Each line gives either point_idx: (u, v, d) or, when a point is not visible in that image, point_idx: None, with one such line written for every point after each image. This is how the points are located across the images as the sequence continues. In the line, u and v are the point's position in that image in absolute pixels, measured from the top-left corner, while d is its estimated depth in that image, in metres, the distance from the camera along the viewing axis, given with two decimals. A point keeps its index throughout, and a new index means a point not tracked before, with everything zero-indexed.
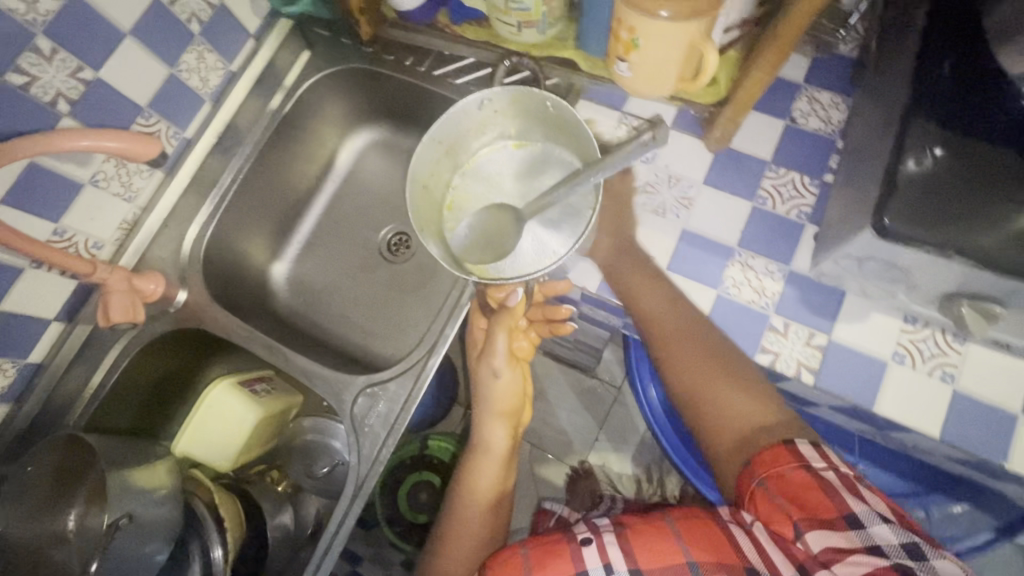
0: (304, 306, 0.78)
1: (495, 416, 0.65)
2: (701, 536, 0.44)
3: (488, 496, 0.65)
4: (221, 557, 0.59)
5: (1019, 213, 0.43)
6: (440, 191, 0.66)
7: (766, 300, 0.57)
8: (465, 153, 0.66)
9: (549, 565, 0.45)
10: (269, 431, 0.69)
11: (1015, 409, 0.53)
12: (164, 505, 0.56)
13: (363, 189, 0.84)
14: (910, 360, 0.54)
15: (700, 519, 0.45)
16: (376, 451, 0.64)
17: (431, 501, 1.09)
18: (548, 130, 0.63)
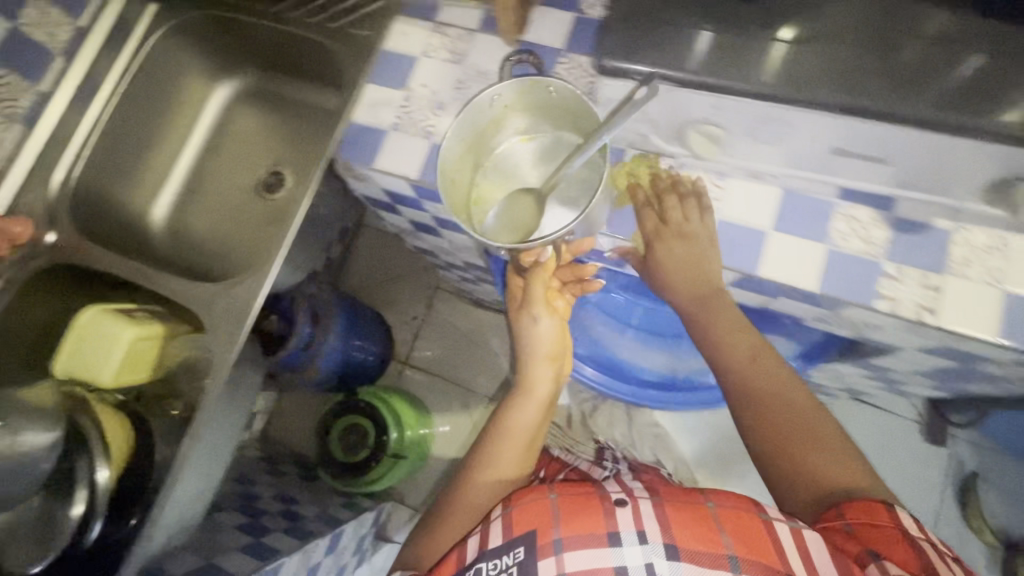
0: (184, 243, 0.85)
1: (541, 359, 0.73)
2: (743, 530, 0.47)
3: (523, 437, 0.70)
4: (103, 476, 0.65)
5: (771, 45, 0.48)
6: (465, 186, 0.68)
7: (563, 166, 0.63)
8: (488, 150, 0.69)
9: (579, 517, 0.49)
10: (153, 352, 0.73)
11: (766, 227, 0.58)
12: (42, 419, 0.62)
13: (236, 137, 0.90)
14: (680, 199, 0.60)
15: (744, 512, 0.48)
16: (231, 342, 0.66)
17: (359, 441, 1.25)
18: (556, 120, 0.65)
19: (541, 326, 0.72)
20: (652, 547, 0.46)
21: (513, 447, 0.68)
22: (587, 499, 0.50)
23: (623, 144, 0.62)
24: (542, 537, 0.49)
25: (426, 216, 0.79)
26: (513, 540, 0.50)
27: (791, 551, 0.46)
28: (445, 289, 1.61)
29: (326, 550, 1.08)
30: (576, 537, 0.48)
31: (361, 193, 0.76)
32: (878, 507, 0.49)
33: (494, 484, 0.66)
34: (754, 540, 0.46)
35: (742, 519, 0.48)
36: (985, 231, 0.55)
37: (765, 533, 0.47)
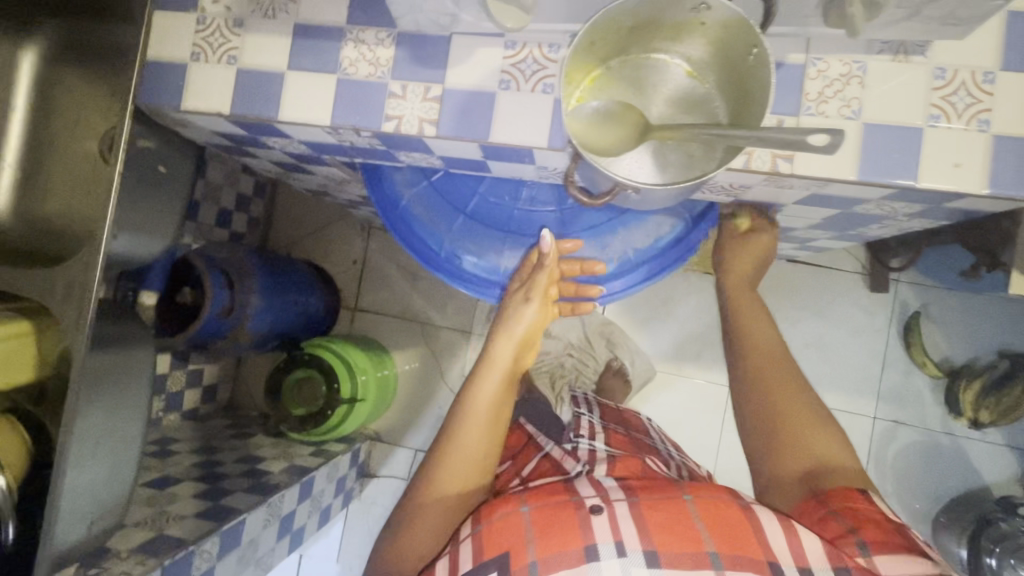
0: (38, 230, 0.79)
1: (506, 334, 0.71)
2: (716, 525, 0.66)
3: (486, 411, 0.77)
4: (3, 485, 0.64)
5: None
6: (593, 56, 0.49)
7: (382, 70, 0.55)
8: (651, 75, 0.50)
9: (566, 525, 0.67)
10: (28, 350, 0.70)
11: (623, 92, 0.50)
12: None
13: (61, 100, 0.81)
14: (514, 83, 0.53)
15: (717, 517, 0.67)
16: (82, 318, 0.61)
17: (312, 393, 1.26)
18: (731, 71, 0.47)
19: (527, 310, 0.69)
20: (628, 558, 0.63)
21: (478, 416, 0.77)
22: (565, 514, 0.68)
23: (442, 30, 0.54)
24: (520, 560, 0.65)
25: (280, 154, 0.72)
26: (486, 563, 0.66)
27: (766, 541, 0.65)
28: (380, 229, 1.55)
29: (299, 497, 1.12)
30: (549, 557, 0.64)
31: (198, 137, 0.69)
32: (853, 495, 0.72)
33: (454, 475, 0.76)
34: (735, 534, 0.65)
35: (715, 514, 0.67)
36: (839, 57, 0.50)
37: (746, 520, 0.67)
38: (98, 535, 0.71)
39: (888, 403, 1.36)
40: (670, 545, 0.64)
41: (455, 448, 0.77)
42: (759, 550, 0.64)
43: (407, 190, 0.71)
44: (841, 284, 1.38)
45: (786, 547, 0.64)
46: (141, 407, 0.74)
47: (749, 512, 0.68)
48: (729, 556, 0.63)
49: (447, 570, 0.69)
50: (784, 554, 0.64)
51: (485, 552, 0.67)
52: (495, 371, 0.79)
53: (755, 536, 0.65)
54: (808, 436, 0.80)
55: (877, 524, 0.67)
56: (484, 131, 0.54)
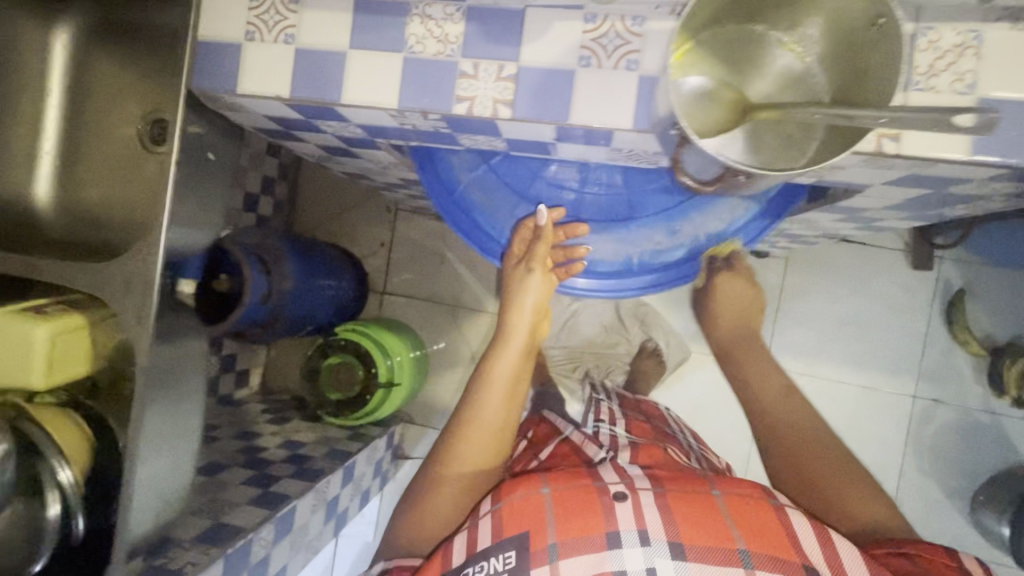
0: (78, 220, 0.77)
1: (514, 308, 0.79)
2: (747, 521, 0.65)
3: (505, 380, 0.80)
4: (69, 478, 0.65)
5: None
6: (696, 24, 0.45)
7: (452, 47, 0.52)
8: (750, 48, 0.47)
9: (589, 512, 0.66)
10: (80, 344, 0.68)
11: (718, 68, 0.46)
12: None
13: (95, 85, 0.78)
14: (595, 60, 0.50)
15: (746, 507, 0.66)
16: (143, 313, 0.60)
17: (349, 378, 1.27)
18: (841, 42, 0.44)
19: (532, 279, 0.72)
20: (653, 548, 0.62)
21: (494, 394, 0.80)
22: (588, 501, 0.67)
23: (517, 2, 0.50)
24: (539, 539, 0.65)
25: (330, 138, 0.69)
26: (503, 540, 0.66)
27: (797, 540, 0.63)
28: (406, 210, 1.53)
29: (342, 482, 1.13)
30: (568, 539, 0.64)
31: (247, 122, 0.66)
32: (940, 550, 0.70)
33: (476, 451, 0.80)
34: (765, 531, 0.64)
35: (745, 506, 0.67)
36: (954, 26, 0.46)
37: (778, 521, 0.65)
38: (164, 526, 0.72)
39: (928, 382, 1.34)
40: (699, 538, 0.63)
41: (470, 426, 0.80)
42: (793, 552, 0.62)
43: (465, 173, 0.68)
44: (883, 262, 1.35)
45: (821, 554, 0.63)
46: (198, 398, 0.74)
47: (778, 510, 0.66)
48: (759, 554, 0.61)
49: (463, 551, 0.70)
50: (816, 560, 0.62)
51: (504, 531, 0.67)
52: (511, 353, 0.81)
53: (786, 535, 0.64)
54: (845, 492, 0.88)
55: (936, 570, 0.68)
56: (562, 112, 0.51)
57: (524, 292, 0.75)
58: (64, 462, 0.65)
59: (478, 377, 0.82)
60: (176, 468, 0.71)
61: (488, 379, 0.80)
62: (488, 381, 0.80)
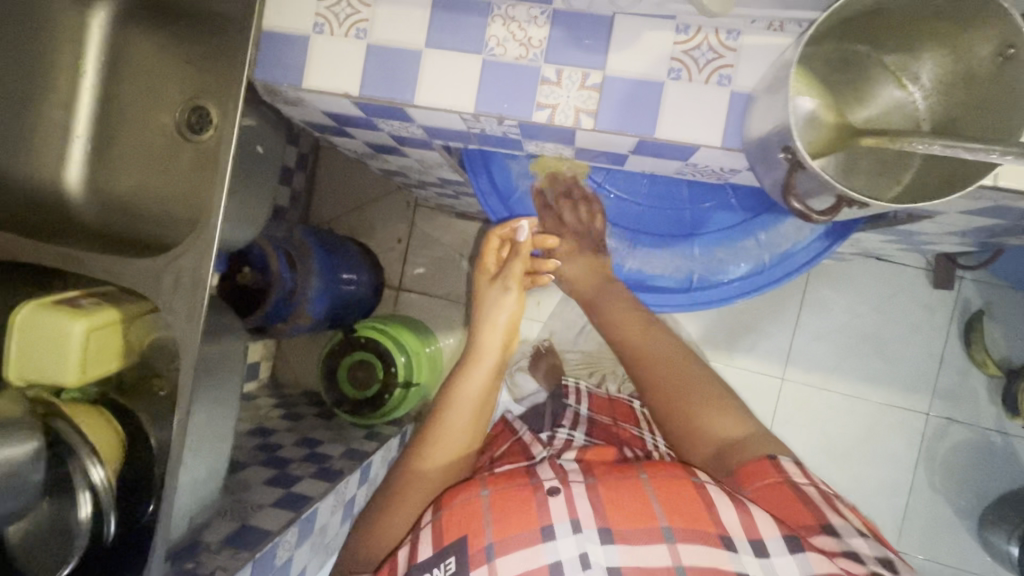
0: (110, 211, 0.73)
1: (487, 323, 0.75)
2: (674, 500, 0.57)
3: (476, 396, 0.73)
4: (100, 479, 0.62)
5: None
6: (818, 44, 0.43)
7: (535, 52, 0.50)
8: (852, 71, 0.46)
9: (519, 504, 0.58)
10: (115, 341, 0.65)
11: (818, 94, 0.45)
12: (30, 441, 0.58)
13: (133, 69, 0.74)
14: (686, 73, 0.48)
15: (676, 480, 0.59)
16: (192, 314, 0.58)
17: (366, 376, 1.25)
18: (953, 73, 0.43)
19: (507, 298, 0.74)
20: (585, 534, 0.55)
21: (463, 410, 0.72)
22: (518, 494, 0.59)
23: (607, 8, 0.48)
24: (474, 542, 0.57)
25: (383, 136, 0.67)
26: (443, 548, 0.58)
27: (720, 514, 0.56)
28: (425, 205, 1.49)
29: (359, 482, 1.11)
30: (507, 538, 0.56)
31: (298, 115, 0.63)
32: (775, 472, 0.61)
33: (434, 480, 0.69)
34: (693, 513, 0.56)
35: (673, 484, 0.58)
36: None
37: (699, 495, 0.57)
38: (197, 529, 0.70)
39: (942, 400, 1.35)
40: (627, 527, 0.55)
41: (434, 443, 0.71)
42: (713, 523, 0.55)
43: (531, 178, 0.67)
44: (904, 280, 1.35)
45: (740, 520, 0.55)
46: (235, 399, 0.72)
47: (703, 486, 0.58)
48: (684, 531, 0.54)
49: (405, 561, 0.60)
50: (734, 527, 0.55)
51: (444, 536, 0.59)
52: (482, 368, 0.75)
53: (709, 509, 0.56)
54: (702, 416, 0.68)
55: (781, 492, 0.59)
56: (648, 125, 0.49)
57: (497, 310, 0.75)
58: (97, 461, 0.62)
59: (443, 396, 0.74)
60: (210, 470, 0.69)
61: (458, 392, 0.73)
62: (456, 398, 0.73)
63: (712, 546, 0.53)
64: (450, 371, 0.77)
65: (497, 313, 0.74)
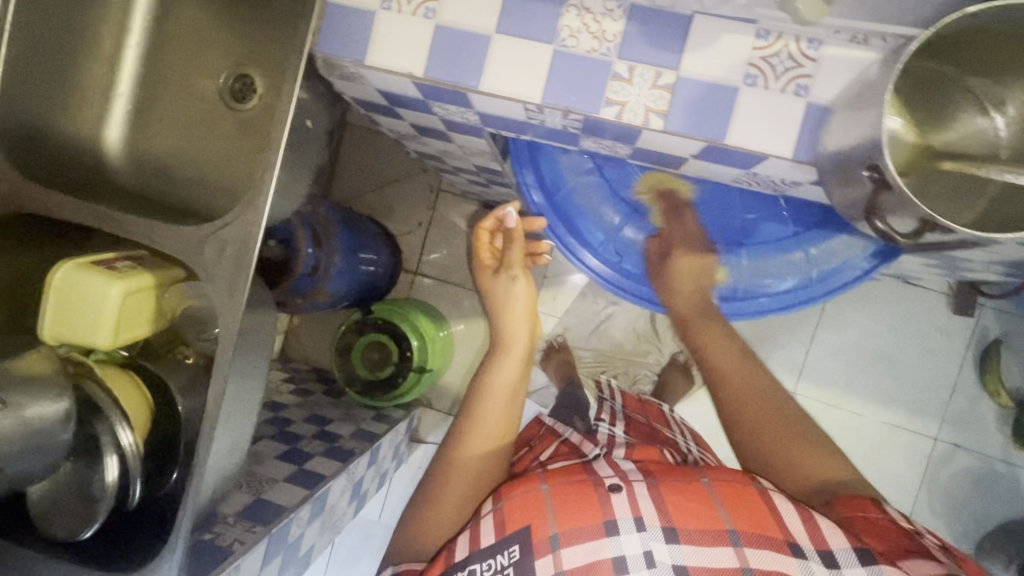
0: (148, 174, 0.72)
1: (507, 314, 0.83)
2: (740, 503, 0.57)
3: (507, 387, 0.75)
4: (128, 443, 0.61)
5: None
6: (921, 59, 0.42)
7: (607, 45, 0.49)
8: (943, 91, 0.44)
9: (578, 499, 0.59)
10: (148, 306, 0.64)
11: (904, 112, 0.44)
12: (60, 400, 0.58)
13: (178, 29, 0.73)
14: (763, 80, 0.47)
15: (741, 488, 0.59)
16: (235, 285, 0.57)
17: (382, 358, 1.25)
18: None
19: (515, 287, 0.84)
20: (649, 533, 0.55)
21: (497, 400, 0.75)
22: (583, 493, 0.60)
23: (688, 7, 0.47)
24: (539, 533, 0.57)
25: (432, 119, 0.66)
26: (506, 538, 0.59)
27: (789, 520, 0.55)
28: (448, 191, 1.48)
29: (368, 464, 1.11)
30: (569, 529, 0.57)
31: (351, 90, 0.62)
32: (866, 503, 0.57)
33: (473, 464, 0.72)
34: (754, 511, 0.56)
35: (736, 490, 0.58)
36: None
37: (763, 500, 0.57)
38: (216, 500, 0.70)
39: (951, 425, 1.35)
40: (692, 525, 0.55)
41: (469, 429, 0.73)
42: (780, 530, 0.54)
43: (577, 174, 0.67)
44: (925, 303, 1.34)
45: (805, 528, 0.54)
46: (261, 373, 0.71)
47: (765, 493, 0.58)
48: (749, 533, 0.54)
49: (465, 547, 0.61)
50: (802, 535, 0.54)
51: (507, 526, 0.60)
52: (512, 358, 0.78)
53: (776, 515, 0.55)
54: (800, 451, 0.63)
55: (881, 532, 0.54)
56: (719, 131, 0.48)
57: (512, 299, 0.83)
58: (125, 424, 0.61)
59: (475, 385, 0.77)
60: (234, 443, 0.68)
61: (491, 383, 0.76)
62: (490, 384, 0.76)
63: (779, 552, 0.52)
64: (481, 362, 0.80)
65: (510, 302, 0.83)
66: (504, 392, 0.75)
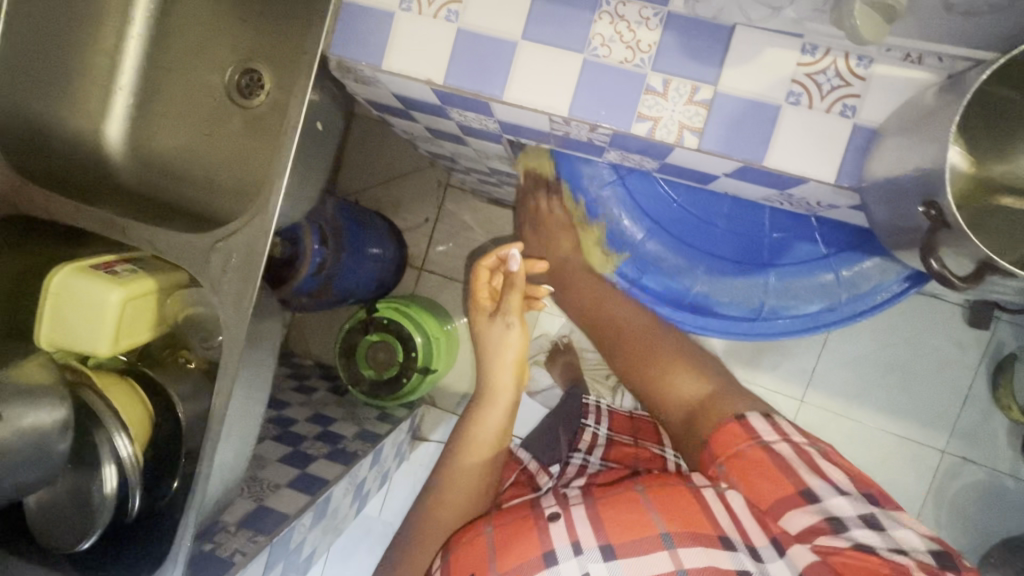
0: (149, 174, 0.69)
1: (496, 366, 0.79)
2: (671, 506, 0.62)
3: (489, 438, 0.78)
4: (126, 453, 0.59)
5: None
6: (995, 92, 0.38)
7: (642, 56, 0.46)
8: (1010, 120, 0.41)
9: (516, 535, 0.64)
10: (148, 312, 0.62)
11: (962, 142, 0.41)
12: (56, 409, 0.55)
13: (183, 20, 0.69)
14: (807, 99, 0.44)
15: (673, 489, 0.64)
16: (239, 293, 0.54)
17: (386, 358, 1.22)
18: None
19: (510, 334, 0.78)
20: (585, 555, 0.60)
21: (477, 452, 0.77)
22: (523, 528, 0.65)
23: (732, 18, 0.44)
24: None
25: (448, 123, 0.63)
26: None
27: (714, 513, 0.61)
28: (457, 186, 1.45)
29: (370, 465, 1.09)
30: (511, 567, 0.62)
31: (365, 93, 0.59)
32: (733, 432, 0.67)
33: (458, 502, 0.75)
34: (684, 509, 0.61)
35: (670, 494, 0.63)
36: None
37: (696, 500, 0.62)
38: (218, 512, 0.68)
39: (960, 438, 1.34)
40: (628, 538, 0.60)
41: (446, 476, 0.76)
42: (710, 524, 0.60)
43: (598, 190, 0.62)
44: (941, 314, 1.32)
45: (731, 521, 0.61)
46: (265, 380, 0.69)
47: (699, 493, 0.63)
48: (681, 534, 0.59)
49: None
50: (731, 528, 0.60)
51: (454, 574, 0.65)
52: (498, 408, 0.79)
53: (706, 512, 0.61)
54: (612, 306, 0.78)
55: (763, 473, 0.63)
56: (756, 151, 0.45)
57: (503, 347, 0.78)
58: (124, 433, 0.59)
59: (457, 432, 0.80)
60: (238, 453, 0.66)
61: (474, 437, 0.78)
62: (473, 431, 0.78)
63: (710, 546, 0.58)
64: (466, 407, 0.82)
65: (503, 350, 0.78)
66: (486, 440, 0.78)
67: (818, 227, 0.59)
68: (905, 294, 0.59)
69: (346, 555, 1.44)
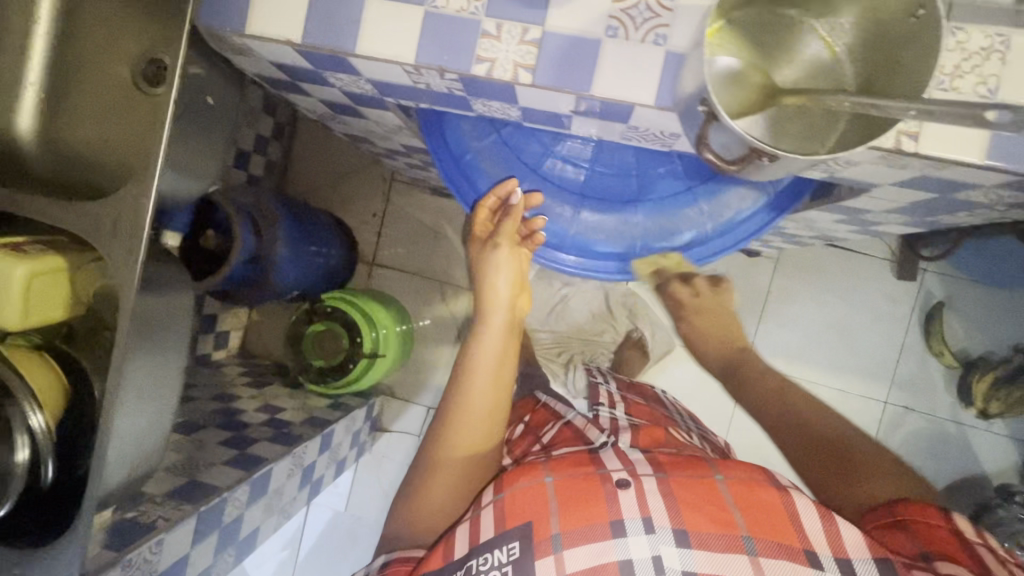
0: (64, 162, 0.74)
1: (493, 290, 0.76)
2: (756, 502, 0.61)
3: (487, 374, 0.74)
4: (39, 425, 0.61)
5: None
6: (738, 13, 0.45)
7: (475, 5, 0.50)
8: (782, 34, 0.46)
9: (576, 503, 0.61)
10: (58, 288, 0.65)
11: (748, 58, 0.46)
12: None
13: (91, 19, 0.73)
14: (622, 31, 0.49)
15: (757, 487, 0.62)
16: (132, 256, 0.58)
17: (334, 346, 1.24)
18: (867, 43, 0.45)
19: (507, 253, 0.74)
20: (656, 536, 0.57)
21: (483, 398, 0.73)
22: (590, 492, 0.62)
23: None
24: (541, 530, 0.60)
25: (335, 92, 0.67)
26: (506, 533, 0.62)
27: (811, 528, 0.58)
28: (402, 181, 1.49)
29: (319, 450, 1.11)
30: (573, 531, 0.59)
31: (251, 66, 0.63)
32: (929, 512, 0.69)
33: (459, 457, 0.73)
34: (773, 518, 0.59)
35: (751, 489, 0.62)
36: (984, 29, 0.48)
37: (782, 505, 0.60)
38: (136, 482, 0.70)
39: (900, 389, 1.38)
40: (704, 526, 0.58)
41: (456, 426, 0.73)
42: (794, 535, 0.58)
43: (476, 143, 0.67)
44: (872, 270, 1.37)
45: (824, 535, 0.58)
46: (178, 352, 0.72)
47: (786, 494, 0.61)
48: (765, 539, 0.57)
49: (463, 543, 0.65)
50: (820, 543, 0.58)
51: (506, 521, 0.63)
52: (495, 332, 0.76)
53: (795, 523, 0.59)
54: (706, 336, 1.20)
55: (942, 540, 0.64)
56: (584, 82, 0.50)
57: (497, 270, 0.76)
58: (36, 407, 0.61)
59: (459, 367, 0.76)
60: (154, 422, 0.69)
61: (471, 382, 0.74)
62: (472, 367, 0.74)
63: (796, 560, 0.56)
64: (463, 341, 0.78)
65: (497, 273, 0.76)
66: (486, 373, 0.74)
67: (677, 162, 0.63)
68: (770, 221, 0.65)
69: (311, 550, 1.44)
